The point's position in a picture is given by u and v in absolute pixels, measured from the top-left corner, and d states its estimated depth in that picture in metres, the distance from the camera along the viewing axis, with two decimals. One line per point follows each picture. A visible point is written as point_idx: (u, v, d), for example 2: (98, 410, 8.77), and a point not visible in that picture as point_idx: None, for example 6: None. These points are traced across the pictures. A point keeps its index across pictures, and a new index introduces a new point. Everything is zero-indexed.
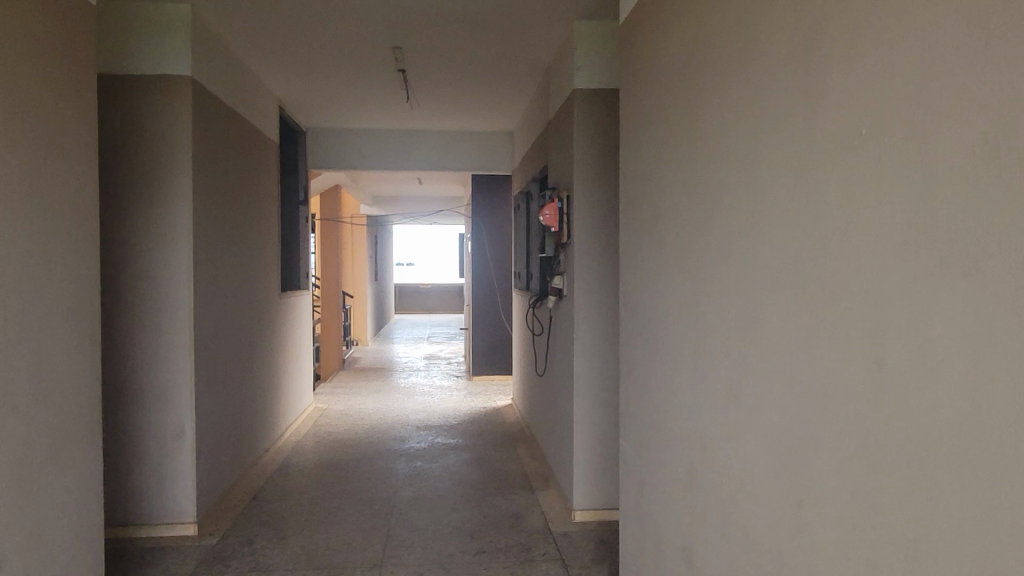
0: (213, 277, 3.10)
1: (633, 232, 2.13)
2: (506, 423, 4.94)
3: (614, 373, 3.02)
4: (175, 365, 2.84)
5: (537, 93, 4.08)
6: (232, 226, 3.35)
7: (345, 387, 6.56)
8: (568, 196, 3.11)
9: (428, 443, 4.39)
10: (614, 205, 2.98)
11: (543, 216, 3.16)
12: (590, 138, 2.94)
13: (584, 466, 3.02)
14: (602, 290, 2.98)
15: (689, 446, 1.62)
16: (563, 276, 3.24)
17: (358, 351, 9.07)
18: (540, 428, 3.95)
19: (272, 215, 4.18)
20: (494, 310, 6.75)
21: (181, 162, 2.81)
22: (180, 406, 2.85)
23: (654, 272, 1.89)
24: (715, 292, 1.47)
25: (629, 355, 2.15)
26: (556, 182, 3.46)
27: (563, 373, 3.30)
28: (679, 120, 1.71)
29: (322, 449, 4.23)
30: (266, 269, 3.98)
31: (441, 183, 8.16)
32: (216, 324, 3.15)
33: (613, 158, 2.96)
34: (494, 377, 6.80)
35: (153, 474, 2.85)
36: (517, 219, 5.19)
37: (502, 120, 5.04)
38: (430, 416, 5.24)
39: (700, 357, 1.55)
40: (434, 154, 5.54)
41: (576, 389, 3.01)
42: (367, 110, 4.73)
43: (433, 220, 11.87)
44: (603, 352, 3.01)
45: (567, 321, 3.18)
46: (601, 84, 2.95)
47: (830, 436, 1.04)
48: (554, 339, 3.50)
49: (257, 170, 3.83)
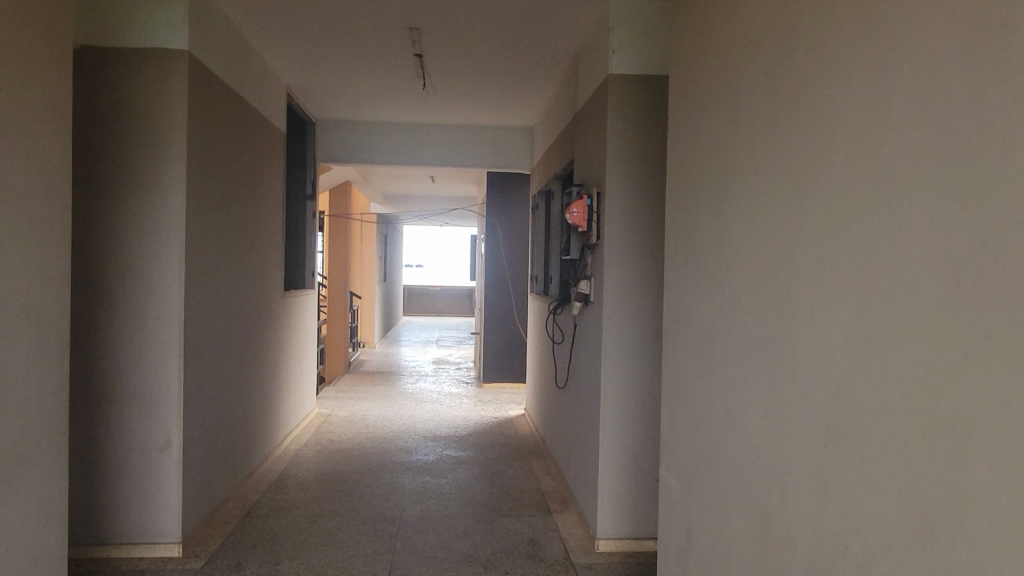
0: (209, 274, 2.84)
1: (682, 232, 1.85)
2: (519, 436, 4.65)
3: (645, 388, 2.74)
4: (163, 369, 2.57)
5: (564, 83, 3.81)
6: (231, 218, 3.09)
7: (350, 392, 6.29)
8: (599, 193, 2.84)
9: (437, 456, 4.11)
10: (650, 203, 2.70)
11: (570, 214, 2.90)
12: (627, 130, 2.67)
13: (611, 491, 2.73)
14: (636, 297, 2.71)
15: (762, 490, 1.33)
16: (589, 280, 2.96)
17: (364, 353, 8.81)
18: (558, 444, 3.67)
19: (276, 208, 3.92)
20: (508, 314, 6.47)
21: (174, 146, 2.55)
22: (166, 414, 2.58)
23: (712, 279, 1.61)
24: (805, 302, 1.19)
25: (673, 372, 1.87)
26: (583, 178, 3.18)
27: (587, 387, 3.01)
28: (752, 97, 1.43)
29: (324, 460, 3.96)
30: (268, 265, 3.72)
31: (454, 182, 7.89)
32: (210, 324, 2.88)
33: (653, 152, 2.69)
34: (505, 384, 6.51)
35: (134, 488, 2.58)
36: (536, 219, 4.91)
37: (523, 114, 4.77)
38: (439, 426, 4.96)
39: (783, 382, 1.26)
40: (450, 149, 5.27)
41: (604, 404, 2.72)
42: (380, 99, 4.46)
43: (444, 221, 11.61)
44: (634, 365, 2.73)
45: (593, 330, 2.90)
46: (640, 69, 2.68)
47: (1012, 511, 0.75)
48: (576, 349, 3.21)
49: (261, 160, 3.57)
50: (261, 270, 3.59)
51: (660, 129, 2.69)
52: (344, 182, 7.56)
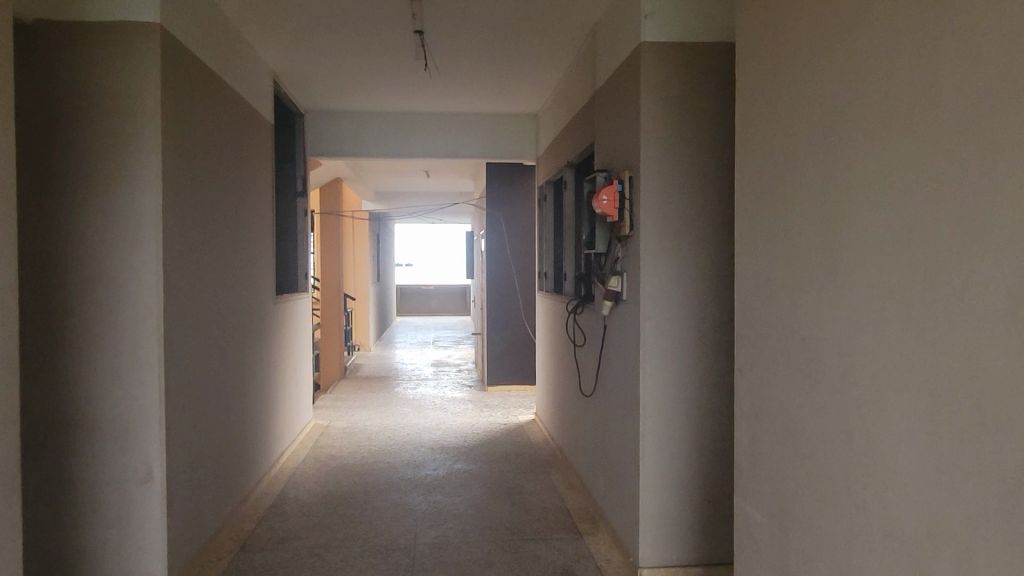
0: (191, 279, 2.51)
1: (759, 218, 1.54)
2: (533, 444, 4.34)
3: (690, 397, 2.43)
4: (140, 389, 2.24)
5: (578, 62, 3.49)
6: (216, 216, 2.76)
7: (348, 400, 5.95)
8: (631, 177, 2.51)
9: (447, 470, 3.78)
10: (689, 188, 2.41)
11: (597, 203, 2.57)
12: (663, 105, 2.37)
13: (654, 513, 2.42)
14: (676, 294, 2.41)
15: (922, 546, 1.02)
16: (621, 277, 2.64)
17: (359, 357, 8.46)
18: (582, 455, 3.36)
19: (266, 205, 3.58)
20: (512, 313, 6.16)
21: (148, 133, 2.21)
22: (146, 443, 2.24)
23: (816, 272, 1.30)
24: (1005, 303, 0.88)
25: (752, 385, 1.57)
26: (607, 162, 2.87)
27: (620, 395, 2.70)
28: (882, 38, 1.11)
29: (326, 480, 3.63)
30: (257, 268, 3.39)
31: (450, 176, 7.55)
32: (194, 336, 2.55)
33: (693, 131, 2.39)
34: (511, 387, 6.19)
35: (112, 528, 2.25)
36: (545, 211, 4.59)
37: (529, 98, 4.44)
38: (445, 435, 4.63)
39: (963, 407, 0.95)
40: (450, 139, 4.93)
41: (643, 416, 2.41)
42: (375, 84, 4.13)
43: (437, 218, 11.24)
44: (677, 370, 2.42)
45: (626, 332, 2.59)
46: (675, 37, 2.37)
47: None
48: (603, 353, 2.90)
49: (247, 153, 3.24)
50: (250, 274, 3.26)
51: (700, 104, 2.40)
52: (336, 179, 7.19)
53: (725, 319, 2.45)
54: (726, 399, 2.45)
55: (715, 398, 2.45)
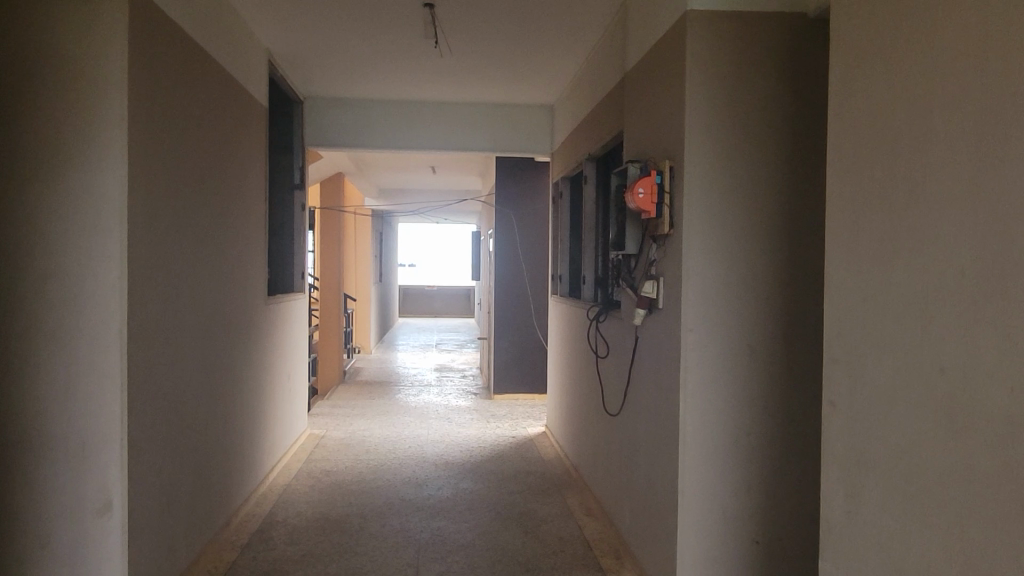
0: (166, 277, 2.20)
1: (864, 213, 1.21)
2: (545, 461, 4.00)
3: (736, 423, 2.11)
4: (99, 406, 1.91)
5: (605, 44, 3.16)
6: (197, 207, 2.45)
7: (347, 407, 5.62)
8: (673, 168, 2.17)
9: (451, 491, 3.45)
10: (740, 182, 2.08)
11: (632, 197, 2.23)
12: (713, 85, 2.05)
13: (694, 557, 2.09)
14: (723, 304, 2.09)
15: None
16: (656, 282, 2.30)
17: (359, 360, 8.11)
18: (602, 479, 3.03)
19: (256, 196, 3.26)
20: (521, 318, 5.82)
21: (113, 106, 1.89)
22: (105, 467, 1.92)
23: (970, 284, 0.98)
24: None
25: (853, 425, 1.24)
26: (639, 151, 2.54)
27: (652, 418, 2.37)
28: None
29: (318, 500, 3.30)
30: (246, 266, 3.07)
31: (457, 172, 7.22)
32: (168, 343, 2.23)
33: (746, 115, 2.07)
34: (518, 396, 5.85)
35: (63, 567, 1.92)
36: (562, 210, 4.27)
37: (545, 86, 4.11)
38: (450, 448, 4.30)
39: None
40: (459, 130, 4.60)
41: (682, 443, 2.08)
42: (380, 68, 3.81)
43: (442, 217, 10.91)
44: (722, 392, 2.10)
45: (661, 346, 2.26)
46: (726, 6, 2.05)
47: None
48: (631, 368, 2.56)
49: (236, 140, 2.92)
50: (238, 273, 2.94)
51: (754, 86, 2.08)
52: (337, 173, 6.83)
53: (779, 333, 2.12)
54: (779, 425, 2.13)
55: (766, 425, 2.12)
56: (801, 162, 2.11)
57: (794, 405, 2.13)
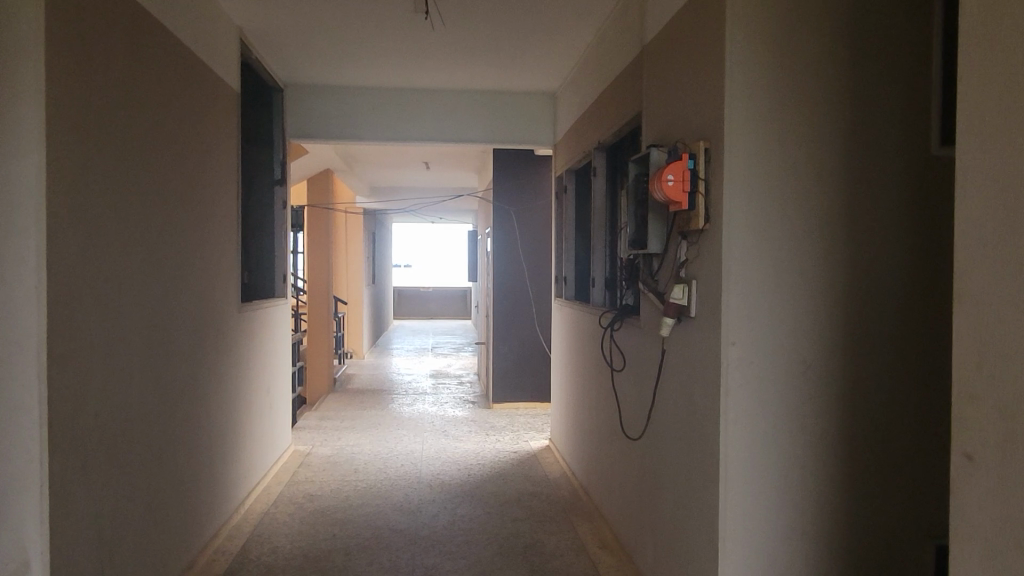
0: (105, 284, 1.85)
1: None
2: (551, 481, 3.65)
3: (787, 456, 1.77)
4: (11, 446, 1.55)
5: (617, 17, 2.81)
6: (147, 202, 2.10)
7: (336, 418, 5.26)
8: (707, 150, 1.81)
9: (448, 518, 3.10)
10: (790, 168, 1.74)
11: (658, 185, 1.86)
12: (757, 55, 1.71)
13: None
14: (771, 315, 1.74)
15: None
16: (687, 286, 1.94)
17: (350, 366, 7.73)
18: (618, 507, 2.68)
19: (226, 192, 2.91)
20: (521, 321, 5.47)
21: (25, 77, 1.55)
22: (22, 520, 1.56)
23: None
24: None
25: (1003, 495, 0.89)
26: (663, 135, 2.19)
27: (680, 446, 2.02)
28: None
29: (299, 532, 2.94)
30: (213, 270, 2.71)
31: (452, 167, 6.86)
32: (108, 362, 1.87)
33: (796, 90, 1.74)
34: (519, 405, 5.50)
35: None
36: (566, 206, 3.91)
37: (548, 70, 3.76)
38: (447, 466, 3.94)
39: None
40: (454, 120, 4.24)
41: (725, 482, 1.73)
42: (366, 50, 3.45)
43: (438, 215, 10.56)
44: (770, 418, 1.75)
45: (693, 363, 1.91)
46: None
47: None
48: (656, 386, 2.20)
49: (199, 126, 2.57)
50: (203, 278, 2.58)
51: (805, 55, 1.74)
52: (325, 169, 6.47)
53: (839, 348, 1.78)
54: (837, 457, 1.79)
55: (823, 456, 1.78)
56: (862, 141, 1.77)
57: (854, 433, 1.79)
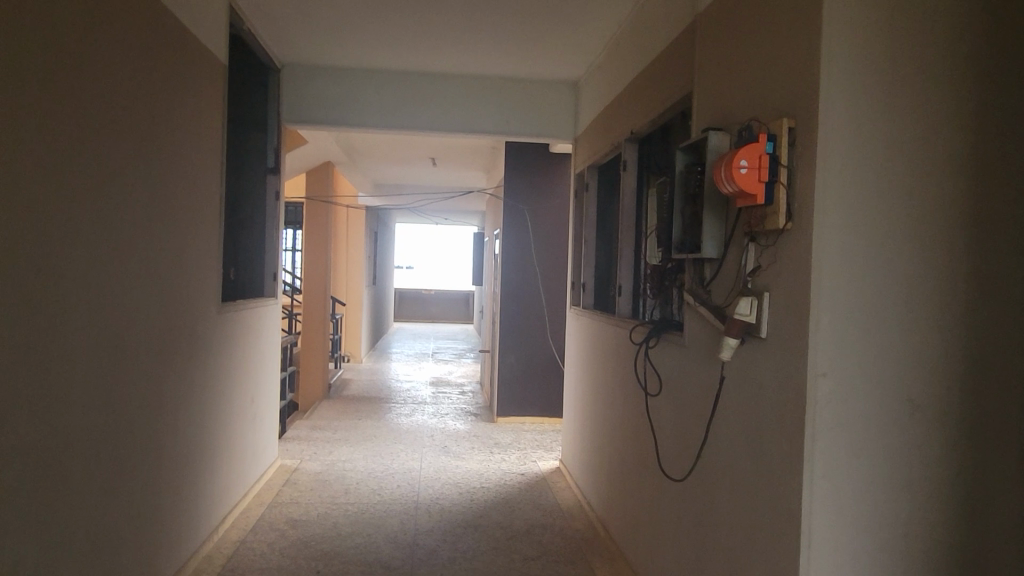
0: (36, 279, 1.48)
1: None
2: (563, 511, 3.28)
3: (886, 518, 1.40)
4: None
5: None
6: (99, 183, 1.74)
7: (330, 428, 4.89)
8: (792, 132, 1.43)
9: (450, 554, 2.73)
10: (898, 157, 1.38)
11: (728, 177, 1.48)
12: (861, 15, 1.35)
13: None
14: (869, 341, 1.37)
15: None
16: (756, 301, 1.55)
17: (347, 371, 7.36)
18: (648, 553, 2.30)
19: (206, 178, 2.55)
20: (531, 331, 5.10)
21: None
22: None
23: None
24: None
25: None
26: (721, 118, 1.83)
27: (740, 496, 1.65)
28: None
29: (279, 566, 2.57)
30: (187, 266, 2.36)
31: (460, 164, 6.50)
32: (36, 376, 1.50)
33: (908, 63, 1.37)
34: (526, 419, 5.12)
35: None
36: (588, 206, 3.54)
37: (573, 55, 3.40)
38: (447, 489, 3.56)
39: None
40: (466, 110, 3.88)
41: (808, 549, 1.36)
42: (372, 26, 3.10)
43: (444, 215, 10.20)
44: (866, 474, 1.38)
45: (761, 397, 1.54)
46: None
47: None
48: (710, 419, 1.82)
49: (171, 98, 2.21)
50: (172, 274, 2.23)
51: (921, 19, 1.38)
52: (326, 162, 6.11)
53: (953, 386, 1.40)
54: (948, 524, 1.41)
55: (930, 523, 1.41)
56: (989, 130, 1.40)
57: (970, 493, 1.41)
